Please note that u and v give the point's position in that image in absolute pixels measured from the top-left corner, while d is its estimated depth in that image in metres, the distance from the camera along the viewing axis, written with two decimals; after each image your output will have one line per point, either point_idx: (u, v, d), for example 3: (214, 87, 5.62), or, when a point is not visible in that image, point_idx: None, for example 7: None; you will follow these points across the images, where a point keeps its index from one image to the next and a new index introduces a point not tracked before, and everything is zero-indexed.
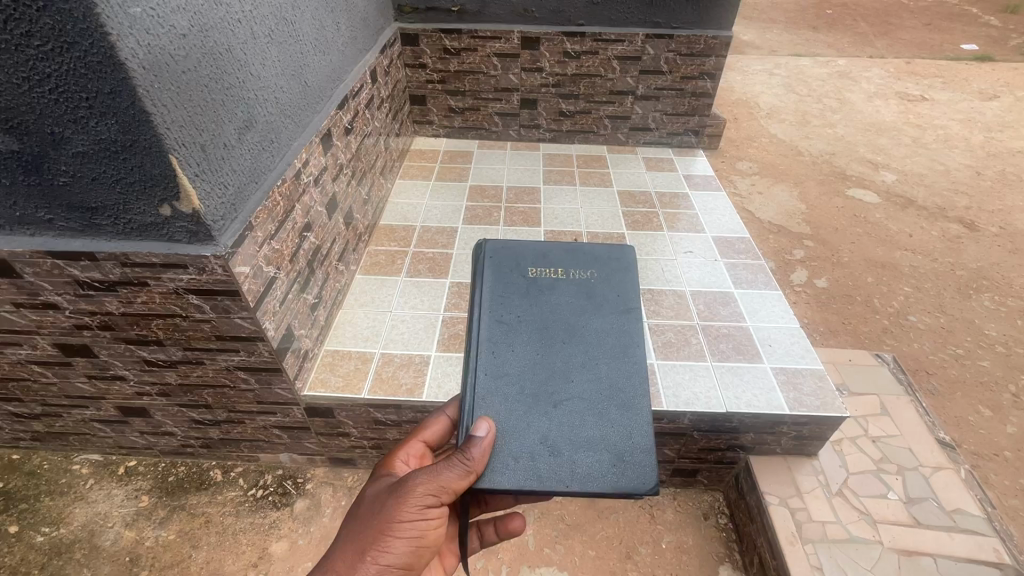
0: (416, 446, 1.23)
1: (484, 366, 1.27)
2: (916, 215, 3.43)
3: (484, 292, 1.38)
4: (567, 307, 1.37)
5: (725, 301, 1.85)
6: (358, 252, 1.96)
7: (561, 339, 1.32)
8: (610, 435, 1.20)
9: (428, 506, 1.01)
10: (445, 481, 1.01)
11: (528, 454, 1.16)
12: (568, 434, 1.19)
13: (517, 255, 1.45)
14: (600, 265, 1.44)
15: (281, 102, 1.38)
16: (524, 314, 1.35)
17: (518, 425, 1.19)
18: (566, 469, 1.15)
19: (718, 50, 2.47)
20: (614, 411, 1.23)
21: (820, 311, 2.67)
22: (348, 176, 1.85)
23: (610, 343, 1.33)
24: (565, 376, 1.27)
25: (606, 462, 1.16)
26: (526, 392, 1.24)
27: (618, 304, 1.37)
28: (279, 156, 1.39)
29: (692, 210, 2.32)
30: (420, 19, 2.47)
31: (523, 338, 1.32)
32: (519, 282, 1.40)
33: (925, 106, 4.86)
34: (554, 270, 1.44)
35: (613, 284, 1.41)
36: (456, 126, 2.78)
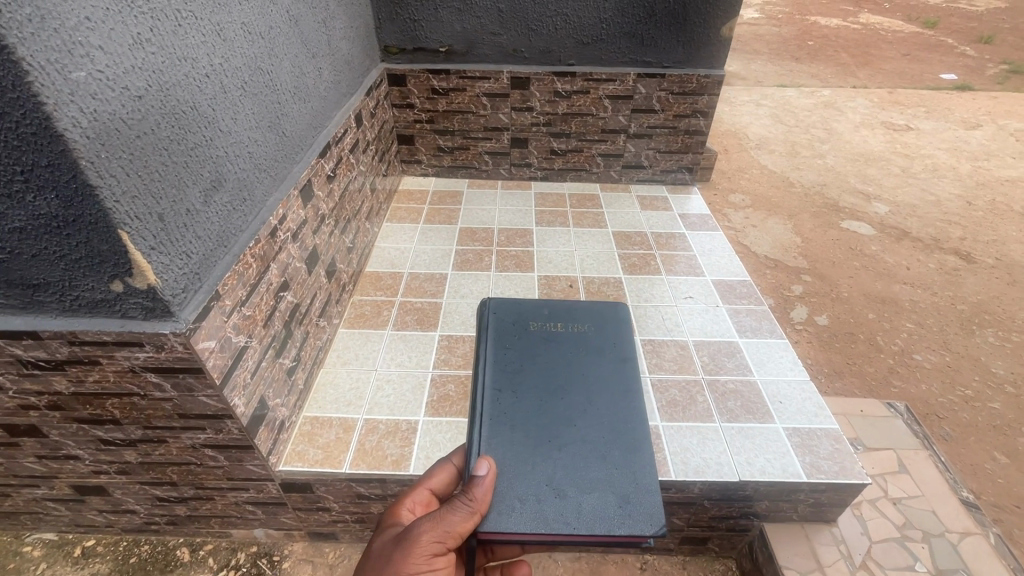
0: (421, 492, 1.05)
1: (489, 411, 1.18)
2: (912, 247, 3.40)
3: (487, 342, 1.31)
4: (567, 357, 1.30)
5: (730, 352, 1.75)
6: (341, 304, 1.85)
7: (562, 387, 1.24)
8: (616, 476, 1.09)
9: (434, 556, 0.89)
10: (451, 524, 0.90)
11: (534, 496, 1.04)
12: (573, 475, 1.09)
13: (517, 308, 1.40)
14: (596, 319, 1.39)
15: (256, 156, 1.30)
16: (527, 362, 1.28)
17: (523, 470, 1.09)
18: (572, 508, 1.04)
19: (711, 88, 2.43)
20: (617, 452, 1.13)
21: (823, 351, 2.59)
22: (331, 225, 1.76)
23: (610, 391, 1.24)
24: (568, 421, 1.18)
25: (612, 503, 1.05)
26: (530, 435, 1.15)
27: (616, 353, 1.30)
28: (254, 212, 1.30)
29: (689, 252, 2.25)
30: (407, 59, 2.42)
31: (528, 385, 1.24)
32: (520, 333, 1.34)
33: (911, 136, 4.92)
34: (554, 324, 1.37)
35: (610, 335, 1.34)
36: (445, 165, 2.72)
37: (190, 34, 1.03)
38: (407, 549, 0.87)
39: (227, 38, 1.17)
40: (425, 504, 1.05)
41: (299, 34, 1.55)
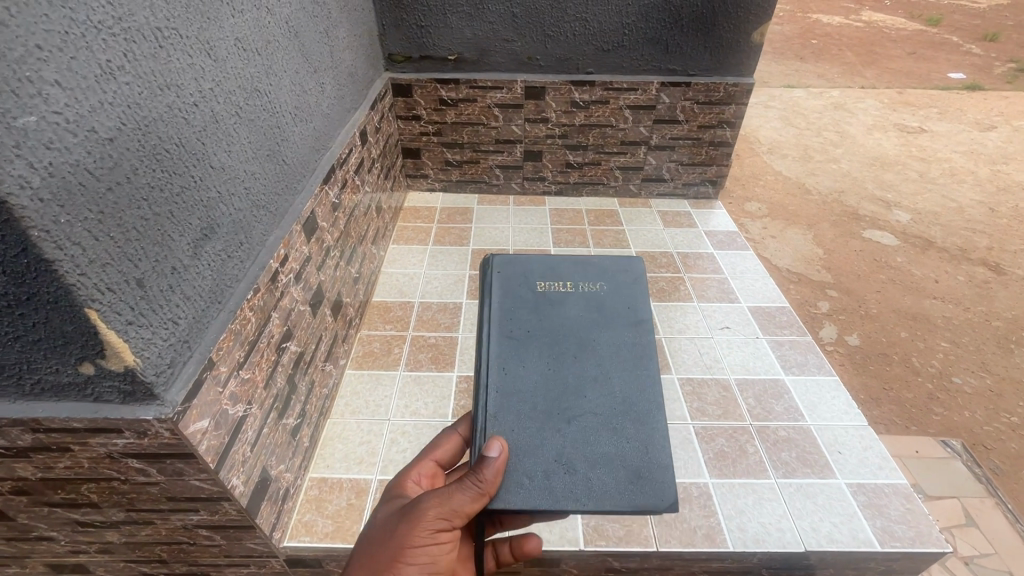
0: (427, 465, 1.08)
1: (496, 382, 1.10)
2: (938, 258, 3.26)
3: (494, 307, 1.21)
4: (575, 322, 1.19)
5: (777, 393, 1.60)
6: (348, 342, 1.68)
7: (572, 354, 1.15)
8: (627, 450, 1.03)
9: (438, 531, 0.87)
10: (457, 503, 0.88)
11: (542, 471, 1.00)
12: (583, 448, 1.03)
13: (523, 268, 1.27)
14: (606, 278, 1.26)
15: (253, 192, 1.12)
16: (536, 328, 1.17)
17: (531, 445, 1.03)
18: (580, 484, 0.99)
19: (739, 98, 2.27)
20: (629, 424, 1.06)
21: (857, 374, 2.44)
22: (336, 257, 1.59)
23: (621, 358, 1.14)
24: (578, 390, 1.10)
25: (622, 479, 1.00)
26: (539, 407, 1.07)
27: (625, 317, 1.19)
28: (252, 256, 1.12)
29: (720, 275, 2.09)
30: (413, 68, 2.25)
31: (537, 352, 1.14)
32: (526, 297, 1.22)
33: (925, 138, 4.78)
34: (562, 286, 1.25)
35: (621, 297, 1.23)
36: (453, 179, 2.56)
37: (173, 55, 0.86)
38: (411, 522, 0.86)
39: (218, 57, 1.00)
40: (431, 475, 1.07)
41: (299, 47, 1.38)
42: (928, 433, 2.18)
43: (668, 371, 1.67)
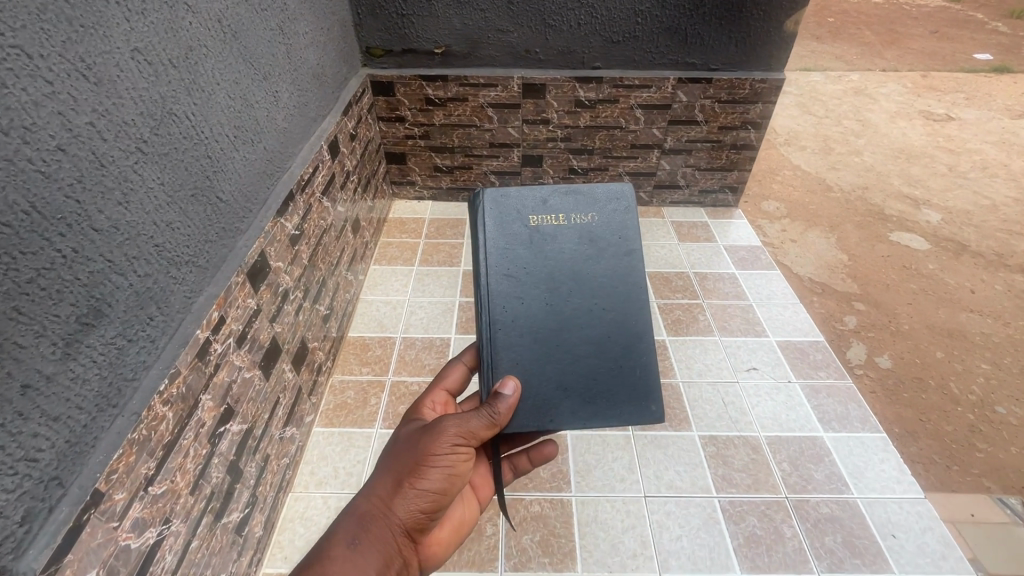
0: (439, 394, 1.14)
1: (496, 320, 1.09)
2: (973, 265, 2.99)
3: (488, 244, 1.11)
4: (570, 255, 1.13)
5: (816, 456, 1.37)
6: (316, 393, 1.46)
7: (568, 288, 1.12)
8: (620, 373, 1.10)
9: (457, 448, 0.91)
10: (474, 424, 0.92)
11: (542, 399, 1.06)
12: (581, 374, 1.09)
13: (513, 197, 1.14)
14: (600, 206, 1.16)
15: (169, 247, 0.88)
16: (533, 265, 1.12)
17: (533, 376, 1.07)
18: (579, 407, 1.07)
19: (766, 96, 1.99)
20: (620, 349, 1.12)
21: (890, 403, 2.20)
22: (299, 297, 1.35)
23: (613, 289, 1.13)
24: (574, 321, 1.11)
25: (614, 398, 1.09)
26: (539, 340, 1.09)
27: (620, 246, 1.13)
28: (168, 330, 0.88)
29: (744, 302, 1.84)
30: (395, 63, 1.97)
31: (534, 288, 1.11)
32: (519, 231, 1.13)
33: (953, 127, 4.45)
34: (555, 215, 1.14)
35: (615, 225, 1.15)
36: (444, 187, 2.30)
37: (13, 86, 0.61)
38: (432, 439, 0.90)
39: (105, 78, 0.74)
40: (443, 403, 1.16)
41: (240, 52, 1.11)
42: (972, 474, 1.96)
43: (687, 426, 1.44)
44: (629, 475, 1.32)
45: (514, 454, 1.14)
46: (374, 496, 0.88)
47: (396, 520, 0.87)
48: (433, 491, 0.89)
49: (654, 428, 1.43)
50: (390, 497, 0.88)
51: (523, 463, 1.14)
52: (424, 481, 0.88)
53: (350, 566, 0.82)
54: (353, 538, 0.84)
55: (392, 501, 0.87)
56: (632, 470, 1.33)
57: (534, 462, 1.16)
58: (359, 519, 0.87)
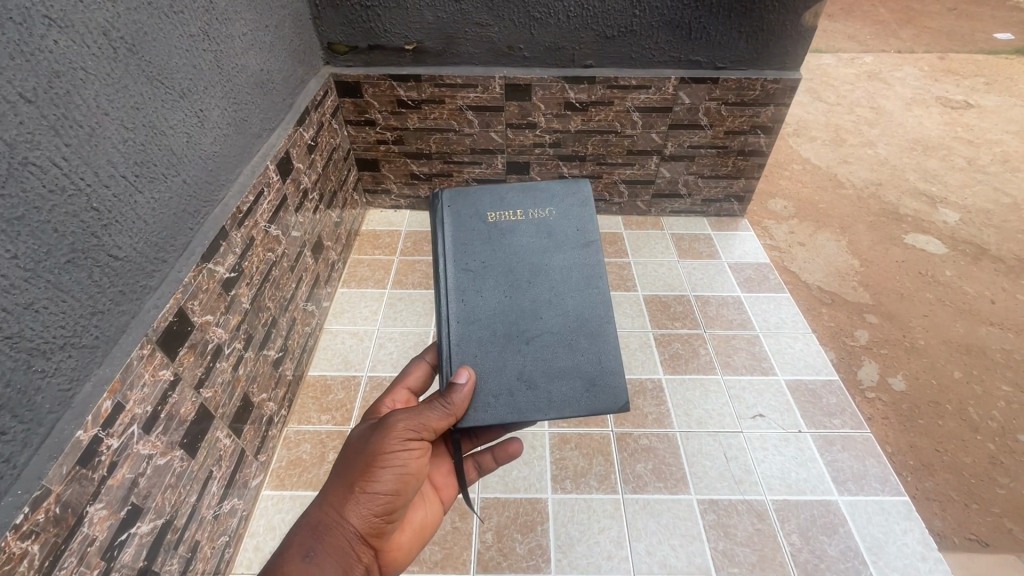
0: (400, 392, 1.09)
1: (454, 312, 1.03)
2: (993, 271, 2.79)
3: (445, 241, 1.08)
4: (530, 248, 1.08)
5: (830, 526, 1.20)
6: (265, 451, 1.29)
7: (527, 279, 1.06)
8: (583, 364, 1.01)
9: (410, 444, 0.88)
10: (426, 418, 0.89)
11: (503, 390, 0.97)
12: (543, 363, 1.00)
13: (471, 195, 1.13)
14: (558, 200, 1.12)
15: (29, 336, 0.70)
16: (491, 258, 1.07)
17: (492, 366, 0.99)
18: (543, 398, 0.98)
19: (779, 98, 1.77)
20: (585, 339, 1.02)
21: (903, 431, 2.02)
22: (239, 349, 1.17)
23: (574, 278, 1.06)
24: (534, 310, 1.04)
25: (580, 390, 0.99)
26: (499, 331, 1.02)
27: (578, 236, 1.09)
28: (33, 439, 0.70)
29: (750, 331, 1.66)
30: (361, 61, 1.75)
31: (493, 280, 1.05)
32: (477, 226, 1.10)
33: (973, 115, 4.18)
34: (514, 211, 1.11)
35: (574, 217, 1.11)
36: (421, 195, 2.10)
37: None
38: (381, 438, 0.86)
39: None
40: (405, 402, 1.09)
41: (142, 68, 0.91)
42: (992, 514, 1.80)
43: (684, 488, 1.27)
44: (617, 551, 1.17)
45: (478, 453, 1.10)
46: (326, 504, 0.84)
47: (352, 526, 0.83)
48: (388, 492, 0.85)
49: (646, 491, 1.27)
50: (344, 503, 0.83)
51: (487, 461, 1.10)
52: (379, 483, 0.84)
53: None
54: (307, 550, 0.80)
55: (346, 508, 0.83)
56: (620, 545, 1.17)
57: (500, 459, 1.12)
58: (312, 530, 0.82)
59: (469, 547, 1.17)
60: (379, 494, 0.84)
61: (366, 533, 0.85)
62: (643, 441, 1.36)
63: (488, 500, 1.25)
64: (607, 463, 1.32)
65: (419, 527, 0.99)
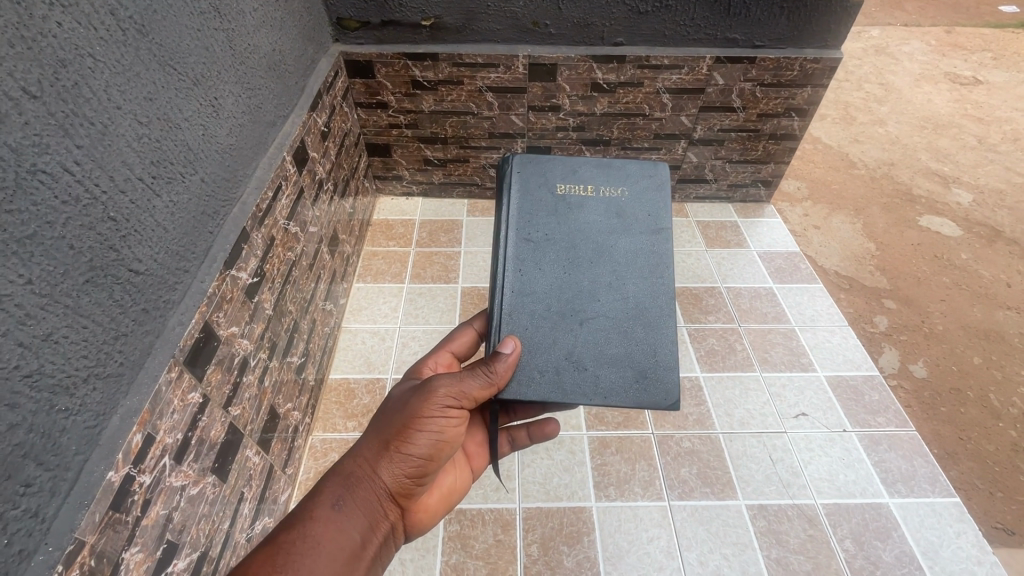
0: (443, 354, 0.99)
1: (509, 281, 0.95)
2: (1008, 254, 2.59)
3: (509, 208, 1.00)
4: (596, 226, 1.00)
5: (882, 531, 1.18)
6: (292, 463, 1.22)
7: (589, 258, 0.97)
8: (636, 354, 0.92)
9: (450, 411, 0.79)
10: (469, 387, 0.80)
11: (551, 369, 0.89)
12: (596, 347, 0.92)
13: (543, 164, 1.05)
14: (631, 181, 1.05)
15: (49, 372, 0.61)
16: (555, 231, 0.99)
17: (543, 342, 0.91)
18: (591, 383, 0.89)
19: (817, 79, 1.69)
20: (641, 328, 0.94)
21: (926, 420, 1.85)
22: (264, 359, 1.09)
23: (638, 263, 0.98)
24: (591, 289, 0.95)
25: (630, 379, 0.90)
26: (553, 307, 0.93)
27: (648, 221, 1.01)
28: (61, 486, 0.62)
29: (786, 325, 1.61)
30: (373, 38, 1.62)
31: (554, 254, 0.97)
32: (544, 197, 1.02)
33: (981, 91, 3.90)
34: (583, 186, 1.04)
35: (646, 201, 1.02)
36: (435, 181, 1.99)
37: None
38: (423, 398, 0.78)
39: None
40: (447, 366, 0.99)
41: (154, 51, 0.80)
42: (1018, 502, 1.66)
43: (732, 493, 1.23)
44: (667, 561, 1.13)
45: (514, 427, 1.04)
46: (360, 457, 0.78)
47: (383, 482, 0.77)
48: (422, 455, 0.78)
49: (693, 497, 1.22)
50: (377, 459, 0.77)
51: (521, 436, 1.04)
52: (414, 445, 0.77)
53: (333, 527, 0.72)
54: (336, 498, 0.74)
55: (378, 462, 0.76)
56: (671, 556, 1.13)
57: (534, 439, 1.06)
58: (343, 479, 0.76)
59: (515, 560, 1.12)
60: (414, 456, 0.77)
61: (395, 491, 0.78)
62: (685, 444, 1.32)
63: (531, 510, 1.20)
64: (651, 468, 1.27)
65: (448, 491, 0.92)
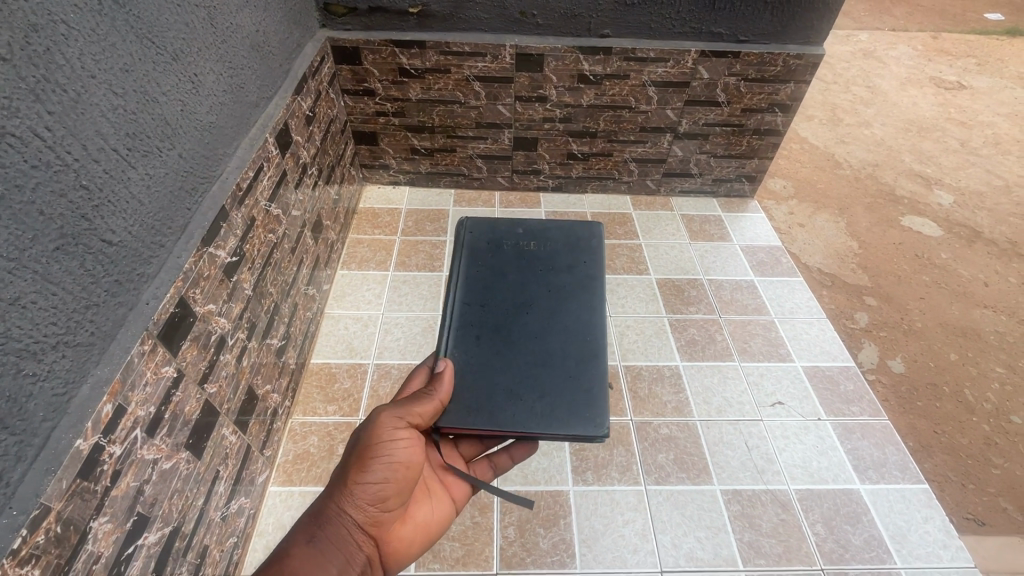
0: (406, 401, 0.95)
1: (455, 322, 1.01)
2: (987, 254, 2.64)
3: (460, 263, 1.08)
4: (538, 276, 1.07)
5: (853, 515, 1.20)
6: (270, 445, 1.22)
7: (529, 303, 1.04)
8: (568, 384, 0.95)
9: (398, 437, 0.82)
10: (411, 410, 0.86)
11: (485, 399, 0.93)
12: (529, 378, 0.96)
13: (491, 223, 1.13)
14: (570, 235, 1.11)
15: (16, 335, 0.61)
16: (500, 281, 1.06)
17: (481, 372, 0.96)
18: (522, 410, 0.93)
19: (800, 74, 1.71)
20: (573, 363, 0.98)
21: (903, 413, 1.88)
22: (242, 339, 1.09)
23: (573, 304, 1.04)
24: (529, 330, 1.01)
25: (559, 406, 0.93)
26: (494, 343, 0.99)
27: (583, 273, 1.07)
28: (27, 451, 0.62)
29: (766, 317, 1.63)
30: (360, 25, 1.62)
31: (498, 300, 1.04)
32: (492, 252, 1.10)
33: (965, 96, 3.96)
34: (528, 242, 1.11)
35: (583, 254, 1.09)
36: (422, 171, 1.99)
37: None
38: (371, 426, 0.82)
39: None
40: None
41: (131, 24, 0.79)
42: (989, 494, 1.69)
43: (707, 478, 1.25)
44: (641, 544, 1.14)
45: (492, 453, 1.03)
46: (324, 496, 0.80)
47: (349, 517, 0.78)
48: (381, 483, 0.80)
49: (669, 482, 1.24)
50: (338, 494, 0.78)
51: (502, 461, 1.03)
52: (372, 472, 0.79)
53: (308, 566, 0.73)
54: (309, 536, 0.76)
55: (340, 498, 0.78)
56: (646, 538, 1.15)
57: (516, 458, 1.04)
58: (310, 519, 0.77)
59: (491, 543, 1.13)
60: (373, 482, 0.79)
61: (364, 521, 0.79)
62: (663, 431, 1.33)
63: (509, 494, 1.21)
64: (629, 453, 1.28)
65: (429, 522, 0.90)
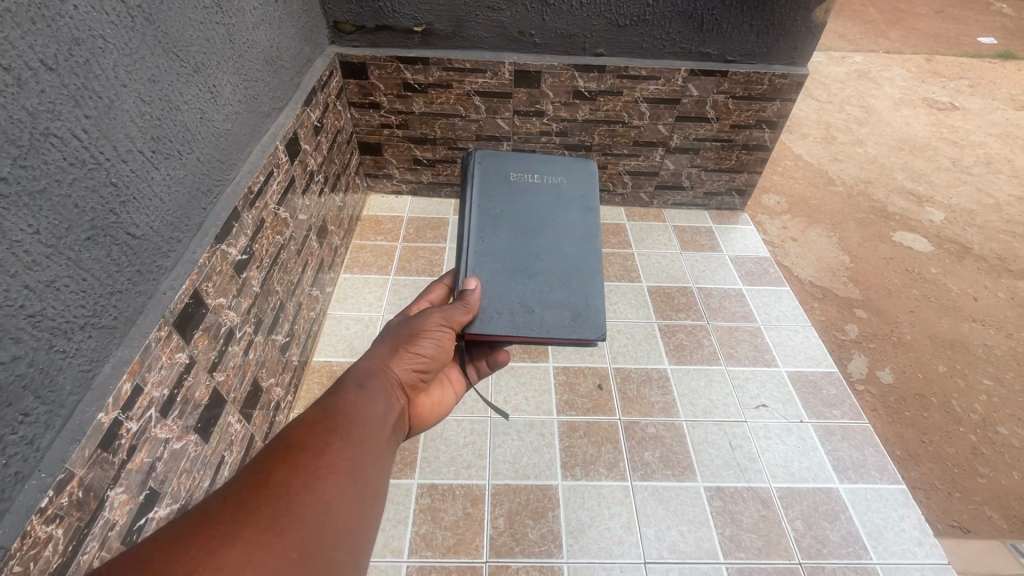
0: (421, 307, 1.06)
1: (472, 246, 1.09)
2: (976, 269, 2.70)
3: (472, 192, 1.16)
4: (543, 207, 1.17)
5: (831, 513, 1.24)
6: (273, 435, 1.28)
7: (536, 228, 1.14)
8: (572, 298, 1.07)
9: (444, 329, 0.92)
10: (453, 312, 0.95)
11: (505, 311, 1.03)
12: (540, 294, 1.06)
13: (498, 158, 1.22)
14: (569, 170, 1.22)
15: (50, 315, 0.67)
16: (509, 209, 1.14)
17: (497, 288, 1.05)
18: (536, 321, 1.03)
19: (785, 93, 1.79)
20: (576, 280, 1.09)
21: (891, 422, 1.92)
22: (249, 333, 1.15)
23: (573, 231, 1.15)
24: (538, 252, 1.11)
25: (566, 317, 1.04)
26: (508, 264, 1.08)
27: (581, 204, 1.18)
28: (55, 421, 0.68)
29: (753, 324, 1.69)
30: (368, 42, 1.71)
31: (509, 224, 1.13)
32: (501, 182, 1.18)
33: (957, 116, 4.05)
34: (532, 175, 1.21)
35: (581, 187, 1.20)
36: (424, 181, 2.07)
37: None
38: (424, 317, 0.91)
39: None
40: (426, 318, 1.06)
41: (158, 38, 0.88)
42: (974, 502, 1.71)
43: (691, 475, 1.30)
44: (626, 536, 1.19)
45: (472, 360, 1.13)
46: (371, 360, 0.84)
47: (395, 377, 0.83)
48: (427, 359, 0.88)
49: (655, 478, 1.29)
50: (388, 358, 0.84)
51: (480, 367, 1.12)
52: (423, 346, 0.87)
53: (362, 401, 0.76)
54: (361, 382, 0.79)
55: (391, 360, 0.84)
56: (631, 531, 1.19)
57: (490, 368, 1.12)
58: (360, 373, 0.81)
59: (481, 533, 1.18)
60: (421, 356, 0.87)
61: (405, 387, 0.85)
62: (650, 430, 1.38)
63: (500, 487, 1.26)
64: (617, 451, 1.34)
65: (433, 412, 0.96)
